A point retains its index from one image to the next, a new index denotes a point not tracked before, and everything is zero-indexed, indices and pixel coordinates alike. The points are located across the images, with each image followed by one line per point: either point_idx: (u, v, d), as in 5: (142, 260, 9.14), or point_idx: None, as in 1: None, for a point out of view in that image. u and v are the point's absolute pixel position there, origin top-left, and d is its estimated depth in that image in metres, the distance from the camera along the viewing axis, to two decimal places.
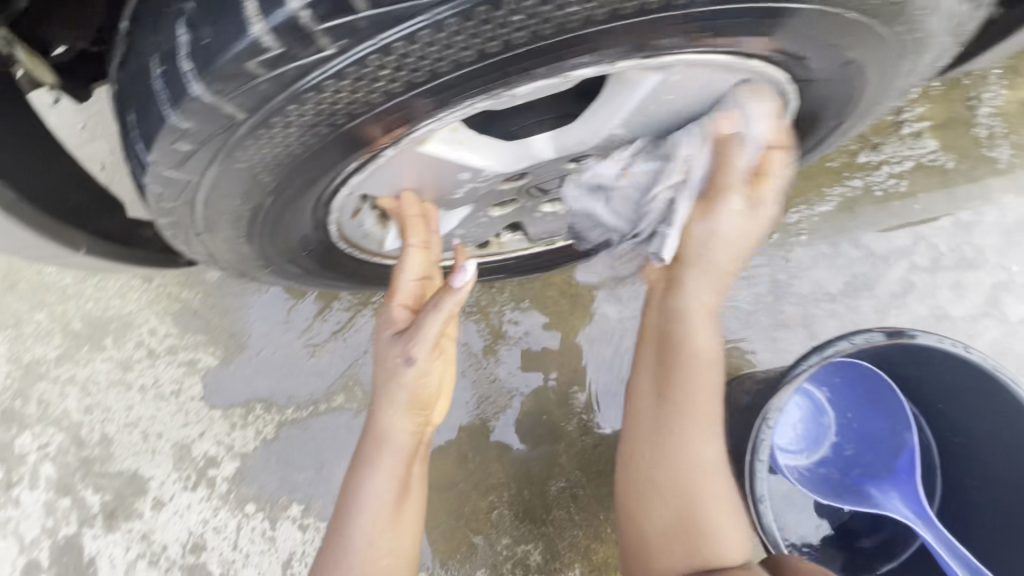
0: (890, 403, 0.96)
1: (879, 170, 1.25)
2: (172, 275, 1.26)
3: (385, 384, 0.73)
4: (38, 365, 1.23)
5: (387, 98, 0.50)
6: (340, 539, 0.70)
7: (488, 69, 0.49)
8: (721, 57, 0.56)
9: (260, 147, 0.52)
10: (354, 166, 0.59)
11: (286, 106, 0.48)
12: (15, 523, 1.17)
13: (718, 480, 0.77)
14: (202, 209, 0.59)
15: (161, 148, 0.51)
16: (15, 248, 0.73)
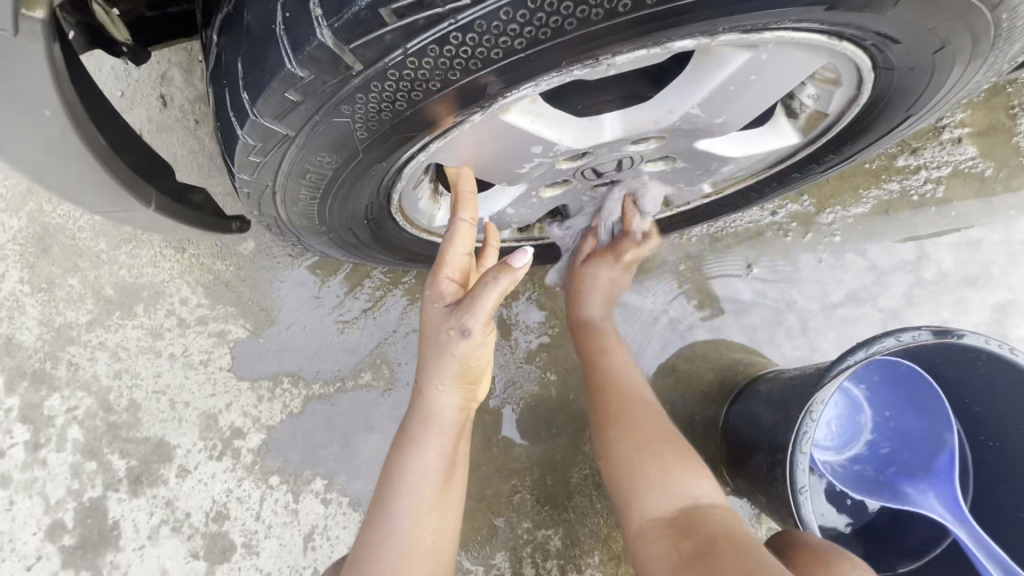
0: (930, 403, 1.00)
1: (917, 174, 1.26)
2: (206, 246, 1.26)
3: (433, 359, 0.73)
4: (69, 329, 1.23)
5: (505, 56, 0.49)
6: (390, 511, 0.73)
7: (600, 33, 0.48)
8: (819, 36, 0.55)
9: (369, 101, 0.52)
10: (439, 130, 0.58)
11: (406, 58, 0.48)
12: (41, 484, 1.18)
13: (658, 442, 0.85)
14: (288, 164, 0.59)
15: (269, 97, 0.51)
16: (86, 194, 0.74)
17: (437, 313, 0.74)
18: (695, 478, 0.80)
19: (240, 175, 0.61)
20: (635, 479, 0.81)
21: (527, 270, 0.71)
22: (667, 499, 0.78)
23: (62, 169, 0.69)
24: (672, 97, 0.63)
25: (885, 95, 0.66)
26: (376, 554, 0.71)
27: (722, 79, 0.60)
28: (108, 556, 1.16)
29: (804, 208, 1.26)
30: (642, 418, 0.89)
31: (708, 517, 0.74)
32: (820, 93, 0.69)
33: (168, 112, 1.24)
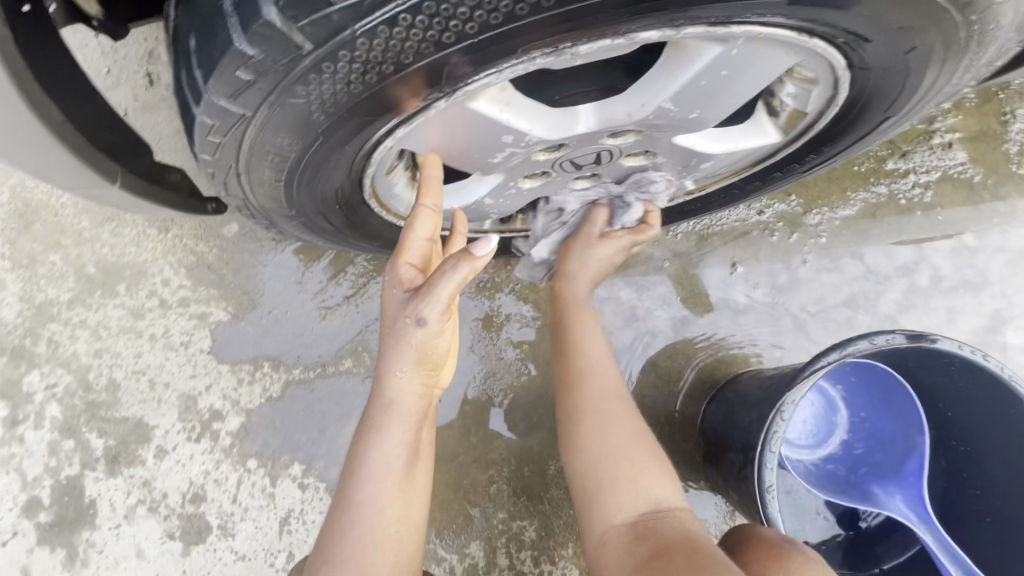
0: (903, 407, 0.99)
1: (906, 178, 1.25)
2: (189, 227, 1.26)
3: (391, 347, 0.73)
4: (50, 306, 1.23)
5: (457, 41, 0.49)
6: (352, 502, 0.73)
7: (555, 19, 0.48)
8: (787, 32, 0.54)
9: (322, 82, 0.51)
10: (401, 116, 0.57)
11: (356, 38, 0.48)
12: (18, 460, 1.18)
13: (639, 462, 0.82)
14: (248, 147, 0.59)
15: (220, 75, 0.50)
16: (50, 170, 0.74)
17: (396, 301, 0.73)
18: (657, 479, 0.81)
19: (202, 155, 0.60)
20: (599, 477, 0.82)
21: (490, 258, 0.68)
22: (628, 503, 0.78)
23: (17, 142, 0.68)
24: (645, 92, 0.62)
25: (863, 94, 0.66)
26: (339, 546, 0.71)
27: (692, 77, 0.59)
28: (84, 534, 1.16)
29: (792, 209, 1.26)
30: (609, 412, 0.87)
31: (666, 522, 0.75)
32: (799, 91, 0.68)
33: (154, 90, 1.23)
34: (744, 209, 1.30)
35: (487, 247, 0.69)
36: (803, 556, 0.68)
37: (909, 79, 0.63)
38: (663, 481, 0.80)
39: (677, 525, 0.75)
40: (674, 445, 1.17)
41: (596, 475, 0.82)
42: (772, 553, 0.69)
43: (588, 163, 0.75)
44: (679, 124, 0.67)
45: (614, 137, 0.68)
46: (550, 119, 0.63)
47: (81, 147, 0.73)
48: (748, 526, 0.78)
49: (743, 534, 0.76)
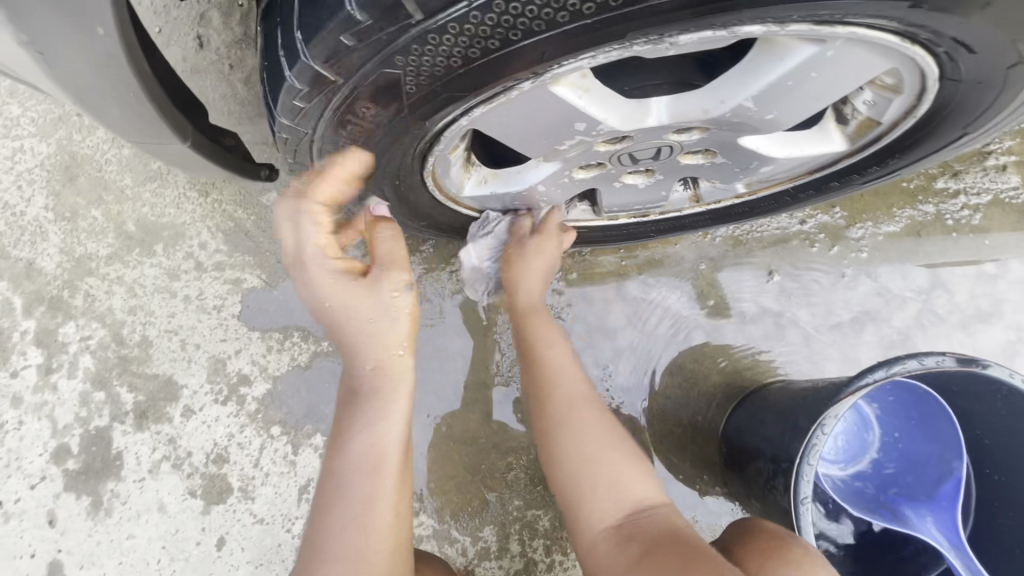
0: (942, 429, 0.97)
1: (955, 199, 1.22)
2: (229, 192, 1.27)
3: (364, 333, 0.73)
4: (89, 260, 1.25)
5: (570, 22, 0.49)
6: (335, 500, 0.71)
7: (673, 5, 0.47)
8: (891, 36, 0.53)
9: (423, 55, 0.52)
10: (485, 94, 0.57)
11: (468, 13, 0.48)
12: (50, 407, 1.22)
13: (613, 457, 0.83)
14: (331, 113, 0.60)
15: (324, 40, 0.52)
16: (120, 121, 0.73)
17: (353, 282, 0.72)
18: (639, 479, 0.82)
19: (282, 118, 0.61)
20: (579, 483, 0.82)
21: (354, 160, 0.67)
22: (610, 505, 0.80)
23: (104, 90, 0.68)
24: (727, 88, 0.61)
25: (949, 104, 0.64)
26: (328, 538, 0.70)
27: (779, 77, 0.58)
28: (109, 485, 1.19)
29: (834, 221, 1.23)
30: (575, 416, 0.87)
31: (650, 521, 0.77)
32: (876, 99, 0.67)
33: (204, 53, 1.23)
34: (785, 217, 1.28)
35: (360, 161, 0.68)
36: (794, 542, 0.70)
37: (1005, 89, 0.61)
38: (644, 481, 0.82)
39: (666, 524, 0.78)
40: (695, 447, 1.18)
41: (577, 481, 0.83)
42: (766, 546, 0.71)
43: (647, 158, 0.74)
44: (749, 127, 0.66)
45: (680, 132, 0.67)
46: (625, 107, 0.62)
47: (164, 109, 0.74)
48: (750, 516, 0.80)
49: (742, 526, 0.79)
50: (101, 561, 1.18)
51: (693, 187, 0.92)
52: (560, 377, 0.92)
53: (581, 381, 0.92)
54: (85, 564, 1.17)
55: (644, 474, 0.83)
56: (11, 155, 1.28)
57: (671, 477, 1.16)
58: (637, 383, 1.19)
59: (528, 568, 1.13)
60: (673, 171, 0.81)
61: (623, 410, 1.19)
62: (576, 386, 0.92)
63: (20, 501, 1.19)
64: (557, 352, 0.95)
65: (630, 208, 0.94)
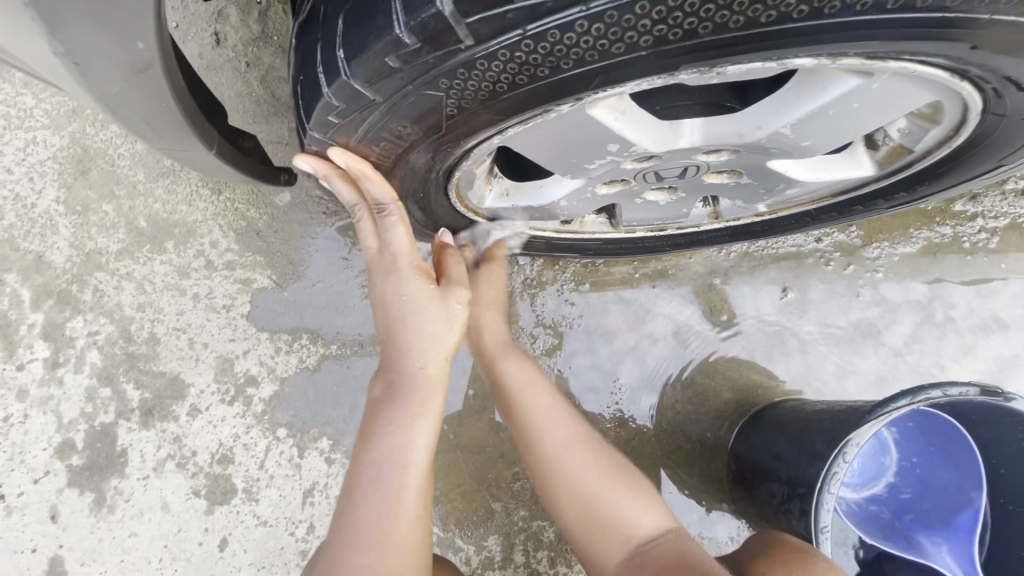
0: (962, 458, 0.97)
1: (973, 222, 1.21)
2: (241, 191, 1.25)
3: (416, 338, 0.74)
4: (99, 255, 1.25)
5: (624, 52, 0.48)
6: (366, 489, 0.68)
7: (730, 39, 0.47)
8: (941, 73, 0.53)
9: (468, 78, 0.51)
10: (523, 116, 0.56)
11: (521, 40, 0.47)
12: (55, 401, 1.21)
13: (616, 486, 0.85)
14: (365, 129, 0.59)
15: (366, 60, 0.51)
16: (143, 126, 0.68)
17: (419, 285, 0.75)
18: (639, 510, 0.83)
19: (312, 133, 0.61)
20: (584, 519, 0.84)
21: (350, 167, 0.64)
22: (619, 537, 0.81)
23: (131, 94, 0.63)
24: (765, 114, 0.60)
25: (986, 136, 0.63)
26: (354, 528, 0.67)
27: (821, 106, 0.58)
28: (113, 482, 1.19)
29: (850, 239, 1.23)
30: (572, 450, 0.89)
31: (657, 551, 0.77)
32: (912, 128, 0.67)
33: (220, 51, 1.22)
34: (800, 234, 1.27)
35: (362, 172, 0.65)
36: (819, 558, 0.70)
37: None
38: (646, 512, 0.83)
39: (676, 551, 0.77)
40: (703, 463, 1.18)
41: (584, 516, 0.84)
42: (792, 556, 0.70)
43: (672, 176, 0.73)
44: (781, 151, 0.65)
45: (708, 152, 0.67)
46: (658, 130, 0.62)
47: (192, 114, 0.69)
48: (772, 531, 0.79)
49: (771, 538, 0.77)
50: (103, 558, 1.17)
51: (713, 204, 0.92)
52: (542, 419, 0.92)
53: (563, 422, 0.92)
54: (86, 560, 1.17)
55: (647, 504, 0.84)
56: (23, 147, 1.27)
57: (678, 492, 1.16)
58: (646, 396, 1.19)
59: None
60: (696, 189, 0.80)
61: (633, 423, 1.18)
62: (559, 427, 0.91)
63: (23, 495, 1.19)
64: (535, 399, 0.94)
65: (648, 223, 0.93)
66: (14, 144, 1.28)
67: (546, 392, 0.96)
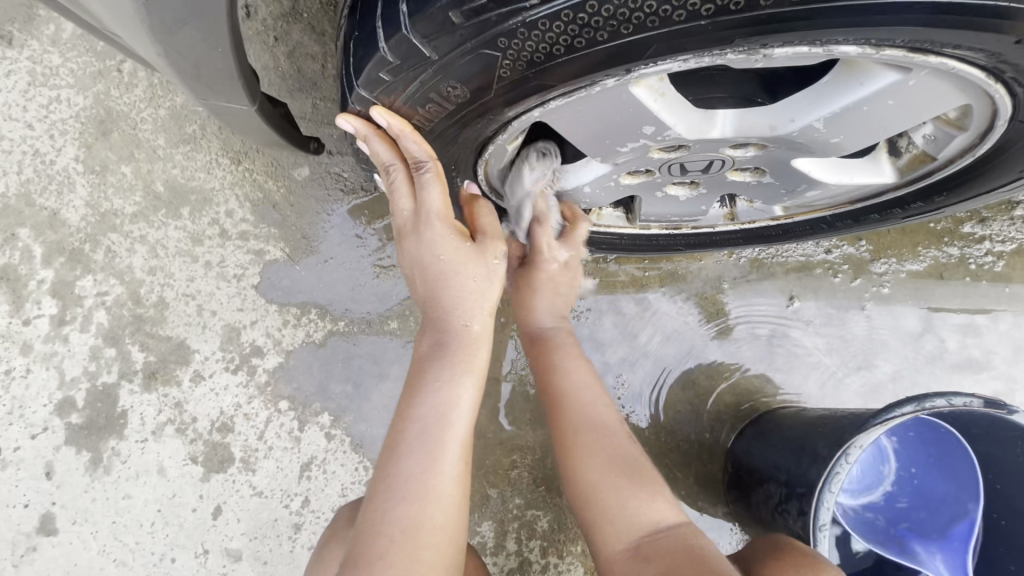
0: (961, 469, 0.98)
1: (980, 244, 1.23)
2: (260, 162, 1.26)
3: (462, 294, 0.76)
4: (114, 216, 1.25)
5: (685, 21, 0.49)
6: (410, 443, 0.71)
7: (788, 16, 0.48)
8: (978, 73, 0.56)
9: (527, 40, 0.52)
10: (569, 87, 0.58)
11: (586, 1, 0.49)
12: (59, 358, 1.21)
13: (637, 477, 0.78)
14: (415, 89, 0.60)
15: (431, 15, 0.52)
16: (195, 75, 0.68)
17: (458, 246, 0.74)
18: (655, 500, 0.76)
19: (358, 90, 0.62)
20: (594, 508, 0.77)
21: (392, 119, 0.65)
22: (628, 530, 0.73)
23: (191, 45, 0.63)
24: (798, 108, 0.63)
25: (1012, 146, 0.66)
26: (399, 480, 0.69)
27: (855, 102, 0.60)
28: (111, 443, 1.19)
29: (859, 253, 1.24)
30: (598, 444, 0.82)
31: (671, 542, 0.70)
32: (937, 134, 0.70)
33: (251, 22, 1.23)
34: (810, 244, 1.28)
35: (403, 125, 0.66)
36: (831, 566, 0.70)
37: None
38: (663, 503, 0.76)
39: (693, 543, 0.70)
40: (701, 464, 1.18)
41: (593, 505, 0.78)
42: (807, 562, 0.70)
43: (696, 169, 0.75)
44: (806, 148, 0.67)
45: (735, 146, 0.69)
46: (692, 118, 0.63)
47: (244, 72, 0.70)
48: (774, 534, 0.80)
49: (773, 541, 0.77)
50: (95, 518, 1.17)
51: (730, 205, 0.93)
52: (578, 401, 0.87)
53: (602, 407, 0.86)
54: (78, 520, 1.17)
55: (666, 497, 0.77)
56: (46, 104, 1.28)
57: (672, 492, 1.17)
58: (647, 393, 1.20)
59: (522, 568, 1.13)
60: (716, 187, 0.82)
61: (632, 419, 1.19)
62: (595, 413, 0.85)
63: (19, 450, 1.18)
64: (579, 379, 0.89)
65: (664, 220, 0.94)
66: (38, 100, 1.28)
67: (589, 381, 0.89)
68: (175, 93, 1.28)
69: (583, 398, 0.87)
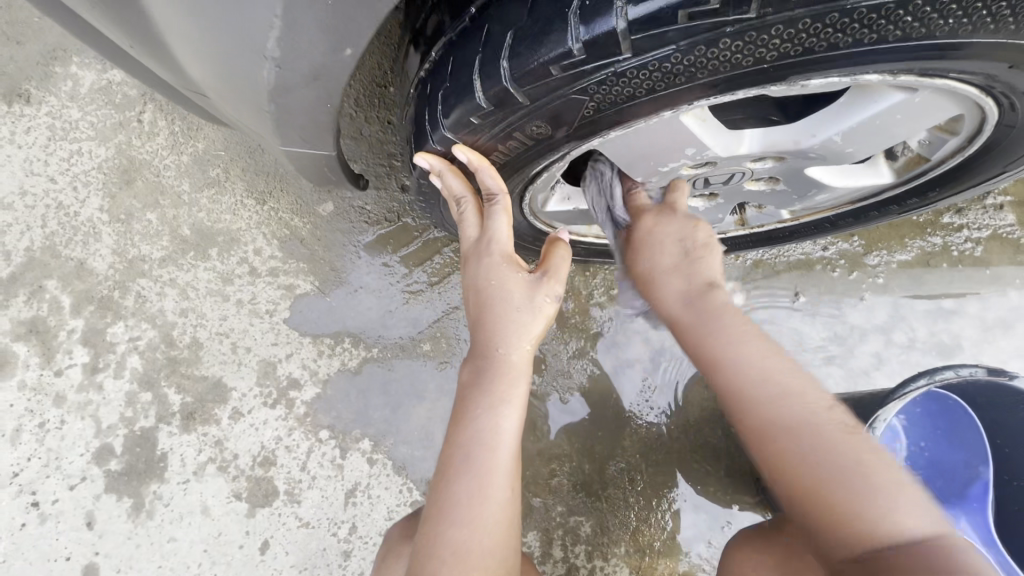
0: (967, 436, 1.07)
1: (959, 233, 1.34)
2: (286, 201, 1.31)
3: (505, 323, 0.80)
4: (142, 262, 1.28)
5: (752, 65, 0.58)
6: (461, 469, 0.75)
7: (838, 56, 0.57)
8: (972, 89, 0.65)
9: (613, 84, 0.60)
10: (637, 121, 0.66)
11: (671, 54, 0.57)
12: (94, 407, 1.22)
13: (869, 472, 0.64)
14: (500, 129, 0.68)
15: (527, 68, 0.60)
16: (282, 131, 0.73)
17: (510, 273, 0.81)
18: (898, 501, 0.62)
19: (444, 130, 0.70)
20: (811, 501, 0.66)
21: (472, 158, 0.71)
22: (862, 535, 0.61)
23: (291, 107, 0.69)
24: (817, 124, 0.72)
25: (997, 144, 0.76)
26: (451, 503, 0.73)
27: (869, 117, 0.70)
28: (152, 486, 1.19)
29: (853, 248, 1.34)
30: (806, 429, 0.69)
31: (919, 557, 0.57)
32: (930, 139, 0.80)
33: None
34: (808, 243, 1.38)
35: (480, 163, 0.72)
36: None
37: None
38: (909, 507, 0.62)
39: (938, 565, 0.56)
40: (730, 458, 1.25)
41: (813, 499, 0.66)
42: None
43: (718, 182, 0.83)
44: (820, 156, 0.76)
45: (754, 160, 0.78)
46: (724, 139, 0.72)
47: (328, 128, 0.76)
48: None
49: None
50: (140, 564, 1.17)
51: (740, 212, 1.00)
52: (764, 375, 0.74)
53: (797, 384, 0.74)
54: (123, 567, 1.16)
55: (914, 495, 0.63)
56: (68, 157, 1.31)
57: (704, 486, 1.22)
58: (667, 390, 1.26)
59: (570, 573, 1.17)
60: (733, 196, 0.91)
61: (658, 420, 1.24)
62: (795, 389, 0.73)
63: (58, 502, 1.18)
64: (749, 348, 0.77)
65: None
66: (59, 154, 1.31)
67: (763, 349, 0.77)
68: (199, 139, 1.32)
69: (764, 369, 0.75)
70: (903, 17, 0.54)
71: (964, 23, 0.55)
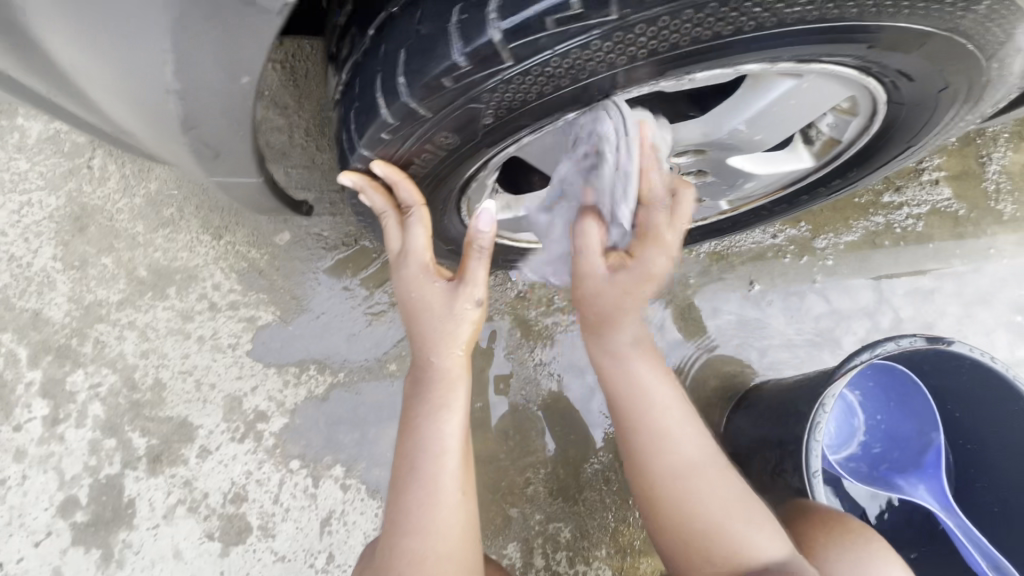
0: (918, 405, 1.13)
1: (900, 210, 1.39)
2: (241, 234, 1.31)
3: (433, 332, 0.80)
4: (99, 307, 1.27)
5: (628, 62, 0.61)
6: (410, 481, 0.76)
7: (705, 48, 0.61)
8: (850, 70, 0.70)
9: (505, 91, 0.63)
10: (540, 122, 0.69)
11: (550, 59, 0.60)
12: (57, 458, 1.19)
13: (733, 504, 0.82)
14: (412, 142, 0.70)
15: (426, 83, 0.62)
16: (207, 160, 0.75)
17: (430, 284, 0.81)
18: (755, 531, 0.80)
19: (362, 149, 0.72)
20: (693, 526, 0.82)
21: (388, 173, 0.73)
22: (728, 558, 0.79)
23: (211, 136, 0.71)
24: (721, 115, 0.77)
25: (897, 121, 0.80)
26: (403, 515, 0.75)
27: (765, 105, 0.74)
28: (121, 534, 1.17)
29: (801, 234, 1.38)
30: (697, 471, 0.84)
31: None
32: (837, 122, 0.84)
33: None
34: (759, 232, 1.42)
35: (396, 178, 0.74)
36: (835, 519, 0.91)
37: (938, 107, 0.77)
38: (762, 534, 0.80)
39: None
40: None
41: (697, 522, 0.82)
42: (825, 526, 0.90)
43: None
44: (732, 144, 0.81)
45: (678, 154, 0.83)
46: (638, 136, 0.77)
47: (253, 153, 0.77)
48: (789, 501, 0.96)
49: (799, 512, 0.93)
50: None
51: None
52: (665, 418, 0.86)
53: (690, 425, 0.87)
54: None
55: (767, 528, 0.81)
56: (18, 209, 1.30)
57: None
58: None
59: None
60: None
61: None
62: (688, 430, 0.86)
63: (23, 560, 1.15)
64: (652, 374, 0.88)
65: None
66: (9, 207, 1.30)
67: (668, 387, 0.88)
68: (150, 180, 1.33)
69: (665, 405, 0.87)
70: (755, 9, 0.58)
71: (808, 10, 0.58)
